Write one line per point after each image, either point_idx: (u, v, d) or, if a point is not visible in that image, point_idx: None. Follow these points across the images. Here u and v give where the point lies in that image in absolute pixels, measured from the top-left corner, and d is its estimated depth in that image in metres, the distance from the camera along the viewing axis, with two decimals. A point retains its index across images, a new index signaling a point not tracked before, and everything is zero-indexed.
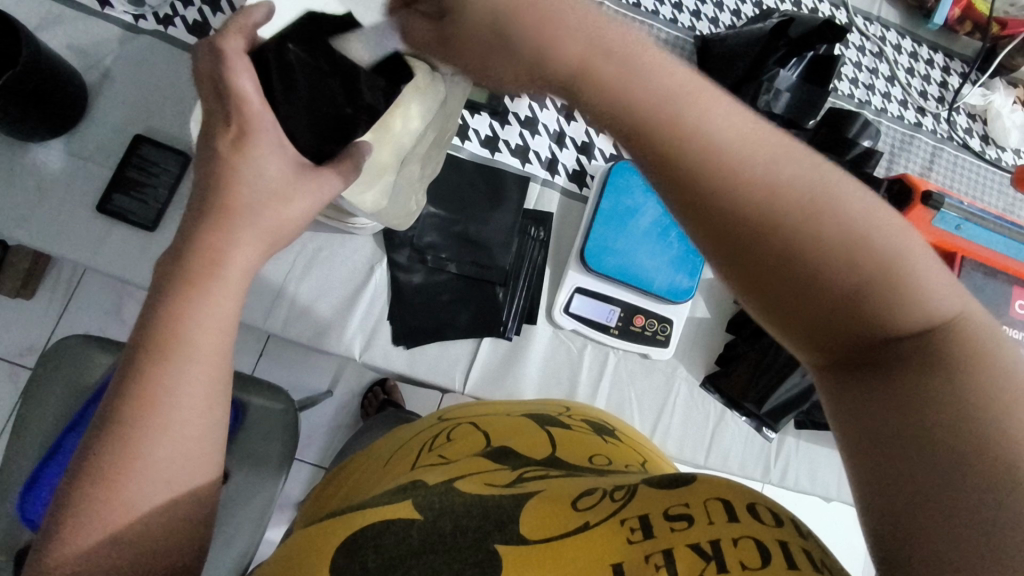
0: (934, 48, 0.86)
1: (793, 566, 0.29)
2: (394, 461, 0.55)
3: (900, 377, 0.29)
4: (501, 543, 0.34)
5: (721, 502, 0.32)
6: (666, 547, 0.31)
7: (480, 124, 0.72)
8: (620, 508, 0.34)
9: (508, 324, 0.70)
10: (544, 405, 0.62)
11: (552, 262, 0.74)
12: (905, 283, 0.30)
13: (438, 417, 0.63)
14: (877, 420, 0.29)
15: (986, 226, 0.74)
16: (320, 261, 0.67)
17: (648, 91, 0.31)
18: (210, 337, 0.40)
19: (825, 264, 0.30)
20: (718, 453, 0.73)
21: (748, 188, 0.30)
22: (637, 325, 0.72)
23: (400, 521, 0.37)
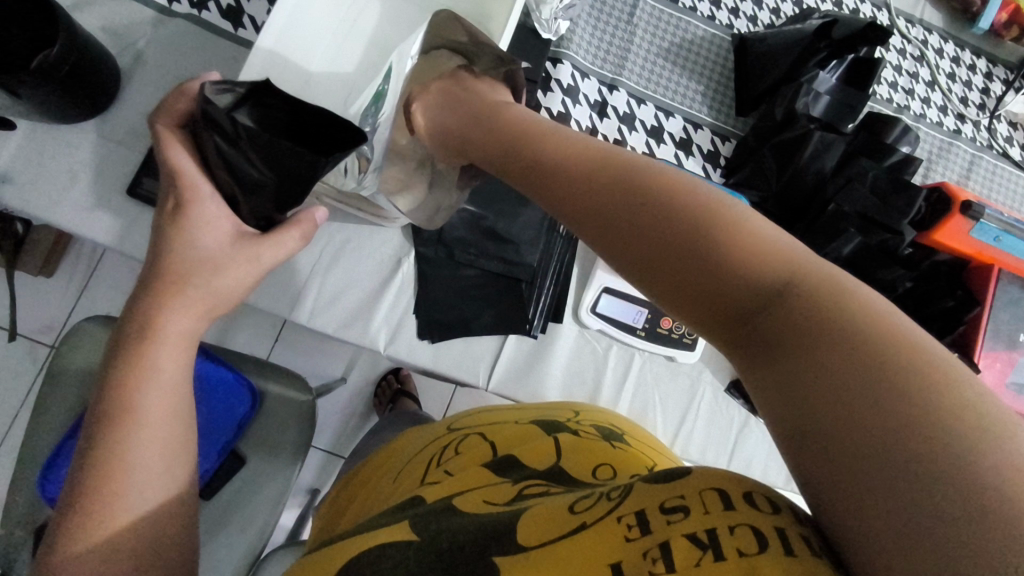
0: (977, 54, 0.84)
1: (790, 555, 0.27)
2: (404, 472, 0.55)
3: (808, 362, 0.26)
4: (498, 556, 0.34)
5: (717, 492, 0.30)
6: (663, 540, 0.30)
7: None
8: (617, 507, 0.33)
9: (534, 321, 0.69)
10: (553, 410, 0.62)
11: (580, 262, 0.73)
12: (834, 287, 0.28)
13: (448, 425, 0.63)
14: (788, 408, 0.26)
15: None
16: (347, 253, 0.67)
17: (616, 161, 0.38)
18: (172, 353, 0.45)
19: (745, 265, 0.30)
20: (740, 459, 0.73)
21: (674, 206, 0.33)
22: (664, 327, 0.71)
23: (396, 544, 0.37)
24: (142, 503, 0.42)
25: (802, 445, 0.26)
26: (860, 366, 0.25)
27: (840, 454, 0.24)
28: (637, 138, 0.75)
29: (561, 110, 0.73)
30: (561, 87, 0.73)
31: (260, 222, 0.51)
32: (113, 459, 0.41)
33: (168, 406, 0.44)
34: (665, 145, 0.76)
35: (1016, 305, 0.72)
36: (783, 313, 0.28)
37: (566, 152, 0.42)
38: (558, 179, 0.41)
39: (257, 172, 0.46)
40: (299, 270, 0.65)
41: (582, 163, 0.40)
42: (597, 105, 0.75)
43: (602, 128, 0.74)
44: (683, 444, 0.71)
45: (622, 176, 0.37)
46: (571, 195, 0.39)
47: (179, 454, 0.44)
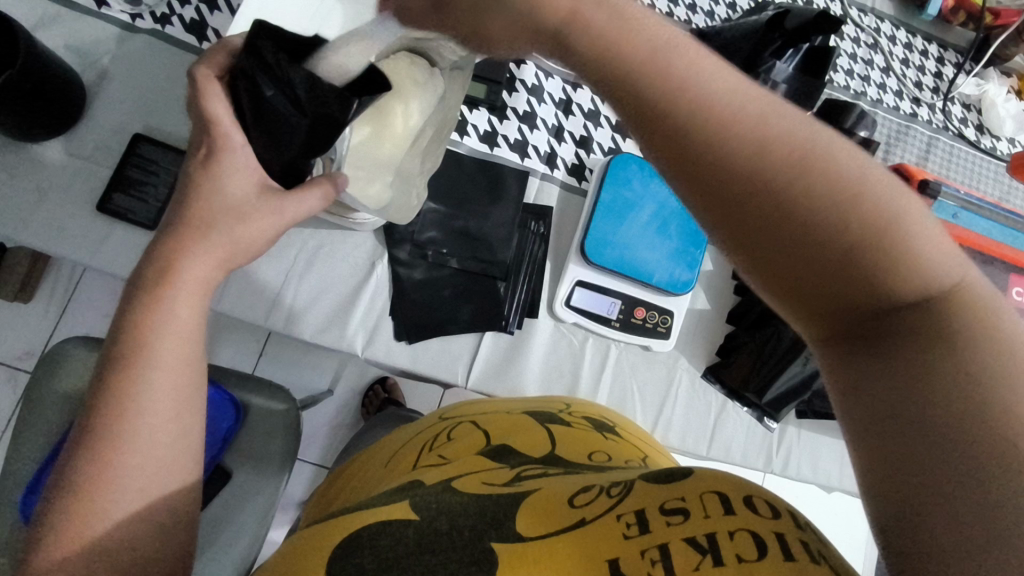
0: (928, 39, 0.87)
1: (788, 557, 0.30)
2: (395, 462, 0.56)
3: (930, 378, 0.29)
4: (497, 540, 0.35)
5: (716, 495, 0.34)
6: (661, 541, 0.32)
7: (479, 120, 0.72)
8: (617, 504, 0.36)
9: (509, 317, 0.71)
10: (546, 401, 0.63)
11: (552, 255, 0.74)
12: (973, 315, 0.30)
13: (438, 416, 0.64)
14: (890, 409, 0.29)
15: (981, 214, 0.75)
16: (321, 259, 0.68)
17: (777, 124, 0.33)
18: (172, 346, 0.42)
19: (891, 277, 0.31)
20: (720, 444, 0.74)
21: (831, 208, 0.31)
22: (638, 317, 0.72)
23: (397, 523, 0.38)
24: (151, 448, 0.40)
25: (880, 433, 0.29)
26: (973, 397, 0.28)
27: (919, 455, 0.28)
28: (602, 134, 0.77)
29: (527, 108, 0.74)
30: (526, 87, 0.74)
31: (287, 176, 0.50)
32: (122, 402, 0.40)
33: (182, 355, 0.43)
34: (630, 139, 0.77)
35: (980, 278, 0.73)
36: (919, 328, 0.30)
37: (703, 89, 0.33)
38: (682, 126, 0.33)
39: (286, 110, 0.42)
40: (286, 270, 0.66)
41: (723, 116, 0.32)
42: (562, 103, 0.76)
43: (569, 125, 0.76)
44: (663, 431, 0.72)
45: (781, 156, 0.32)
46: (701, 153, 0.33)
47: (190, 405, 0.43)
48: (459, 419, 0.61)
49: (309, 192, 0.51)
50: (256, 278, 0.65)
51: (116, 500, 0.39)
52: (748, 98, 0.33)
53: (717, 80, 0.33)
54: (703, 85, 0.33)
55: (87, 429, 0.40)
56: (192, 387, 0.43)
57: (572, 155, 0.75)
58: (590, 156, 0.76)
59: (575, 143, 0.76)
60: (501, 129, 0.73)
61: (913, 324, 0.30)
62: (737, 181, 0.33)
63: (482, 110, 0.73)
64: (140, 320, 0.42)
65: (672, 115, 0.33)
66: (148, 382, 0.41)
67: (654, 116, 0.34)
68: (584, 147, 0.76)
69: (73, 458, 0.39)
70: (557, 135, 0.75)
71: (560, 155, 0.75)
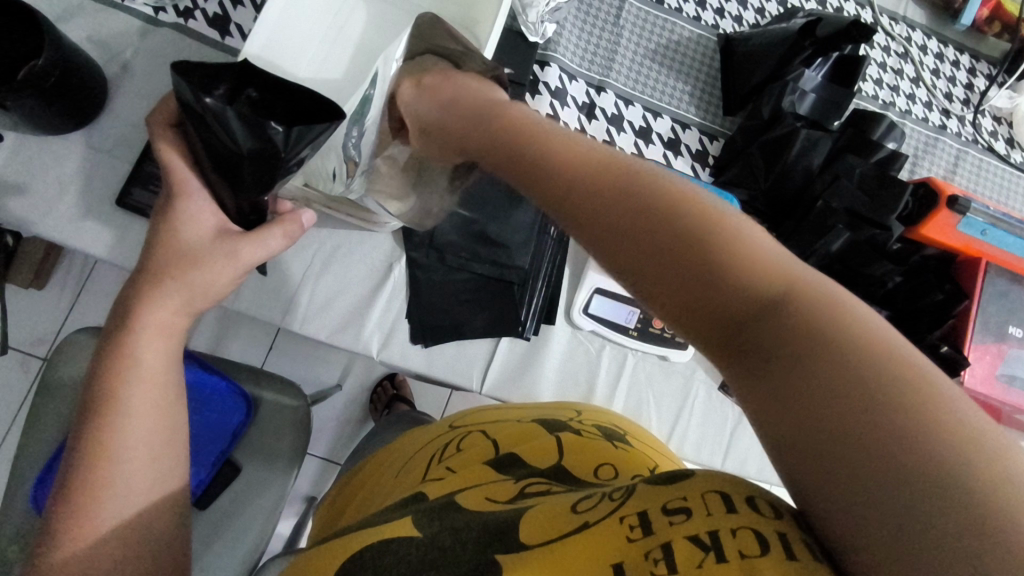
0: (960, 49, 0.85)
1: (792, 558, 0.28)
2: (405, 471, 0.55)
3: (806, 381, 0.26)
4: (501, 553, 0.35)
5: (719, 494, 0.31)
6: (664, 542, 0.30)
7: None
8: (620, 506, 0.34)
9: (525, 324, 0.69)
10: (555, 410, 0.62)
11: (571, 263, 0.73)
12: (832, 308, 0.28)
13: (449, 424, 0.64)
14: (789, 425, 0.26)
15: (1012, 232, 0.73)
16: (338, 258, 0.67)
17: (628, 161, 0.35)
18: (144, 391, 0.43)
19: (744, 276, 0.29)
20: (735, 457, 0.73)
21: (674, 218, 0.32)
22: (656, 326, 0.71)
23: (399, 540, 0.37)
24: (129, 495, 0.42)
25: (795, 455, 0.26)
26: (861, 397, 0.25)
27: (839, 473, 0.25)
28: (625, 139, 0.75)
29: (549, 112, 0.73)
30: (549, 90, 0.74)
31: (250, 215, 0.50)
32: (100, 450, 0.41)
33: (154, 399, 0.43)
34: (653, 145, 0.76)
35: (1002, 298, 0.73)
36: (786, 328, 0.28)
37: (549, 145, 0.39)
38: (544, 174, 0.37)
39: (232, 136, 0.41)
40: (271, 285, 0.65)
41: (586, 161, 0.36)
42: (585, 107, 0.75)
43: (591, 129, 0.75)
44: (678, 441, 0.72)
45: (620, 178, 0.34)
46: (564, 192, 0.36)
47: (166, 447, 0.44)
48: (468, 427, 0.61)
49: (271, 231, 0.50)
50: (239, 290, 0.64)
51: (98, 546, 0.40)
52: (595, 149, 0.37)
53: (540, 141, 0.39)
54: (542, 145, 0.39)
55: (74, 467, 0.41)
56: (170, 430, 0.44)
57: None
58: None
59: None
60: None
61: (778, 322, 0.28)
62: (599, 203, 0.34)
63: None
64: (126, 361, 0.43)
65: (540, 168, 0.38)
66: (121, 428, 0.42)
67: (530, 175, 0.38)
68: None
69: (72, 492, 0.41)
70: None
71: None
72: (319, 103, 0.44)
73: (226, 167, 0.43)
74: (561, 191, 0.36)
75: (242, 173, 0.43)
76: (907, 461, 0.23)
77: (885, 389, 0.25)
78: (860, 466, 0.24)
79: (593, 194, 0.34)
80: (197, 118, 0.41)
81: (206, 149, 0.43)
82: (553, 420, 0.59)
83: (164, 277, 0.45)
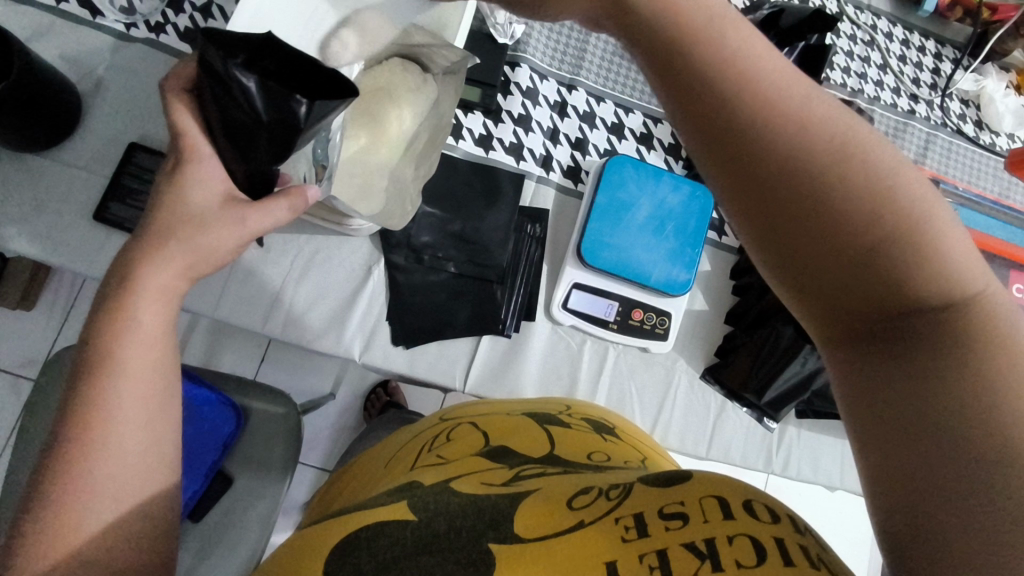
0: (925, 35, 0.86)
1: (788, 563, 0.30)
2: (394, 462, 0.56)
3: (941, 374, 0.28)
4: (495, 542, 0.36)
5: (715, 500, 0.34)
6: (660, 548, 0.33)
7: (474, 123, 0.73)
8: (615, 507, 0.36)
9: (506, 321, 0.71)
10: (546, 403, 0.63)
11: (549, 258, 0.74)
12: (987, 320, 0.29)
13: (439, 417, 0.65)
14: (901, 409, 0.29)
15: (981, 211, 0.75)
16: (318, 264, 0.68)
17: (835, 128, 0.33)
18: (141, 352, 0.41)
19: (908, 275, 0.31)
20: (720, 445, 0.74)
21: (870, 210, 0.31)
22: (635, 319, 0.72)
23: (395, 523, 0.38)
24: (123, 455, 0.39)
25: (880, 417, 0.30)
26: (972, 396, 0.27)
27: (921, 455, 0.27)
28: (598, 135, 0.76)
29: (521, 111, 0.74)
30: (521, 89, 0.74)
31: (254, 184, 0.47)
32: (92, 408, 0.39)
33: (153, 361, 0.41)
34: (626, 140, 0.77)
35: None
36: (938, 328, 0.30)
37: (754, 78, 0.34)
38: (731, 115, 0.34)
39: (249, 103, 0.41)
40: (250, 289, 0.65)
41: (786, 115, 0.33)
42: (557, 105, 0.76)
43: (564, 127, 0.75)
44: (662, 432, 0.72)
45: (819, 151, 0.32)
46: (745, 146, 0.34)
47: (162, 412, 0.41)
48: (461, 419, 0.61)
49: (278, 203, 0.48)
50: (220, 295, 0.64)
51: (87, 511, 0.37)
52: (809, 103, 0.34)
53: (751, 68, 0.34)
54: (751, 79, 0.34)
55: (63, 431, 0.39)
56: (167, 397, 0.42)
57: (568, 157, 0.75)
58: (586, 158, 0.76)
59: (570, 145, 0.75)
60: (496, 132, 0.73)
61: (930, 321, 0.30)
62: (785, 171, 0.33)
63: (477, 114, 0.73)
64: (125, 322, 0.41)
65: (725, 109, 0.34)
66: (119, 385, 0.39)
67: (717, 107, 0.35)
68: (580, 149, 0.75)
69: (51, 462, 0.38)
70: (552, 138, 0.75)
71: (556, 157, 0.75)
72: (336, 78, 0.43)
73: (240, 135, 0.43)
74: (752, 144, 0.33)
75: (259, 143, 0.43)
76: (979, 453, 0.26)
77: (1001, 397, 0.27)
78: (944, 450, 0.27)
79: (780, 160, 0.33)
80: (216, 79, 0.41)
81: (219, 113, 0.43)
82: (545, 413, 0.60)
83: (169, 238, 0.43)
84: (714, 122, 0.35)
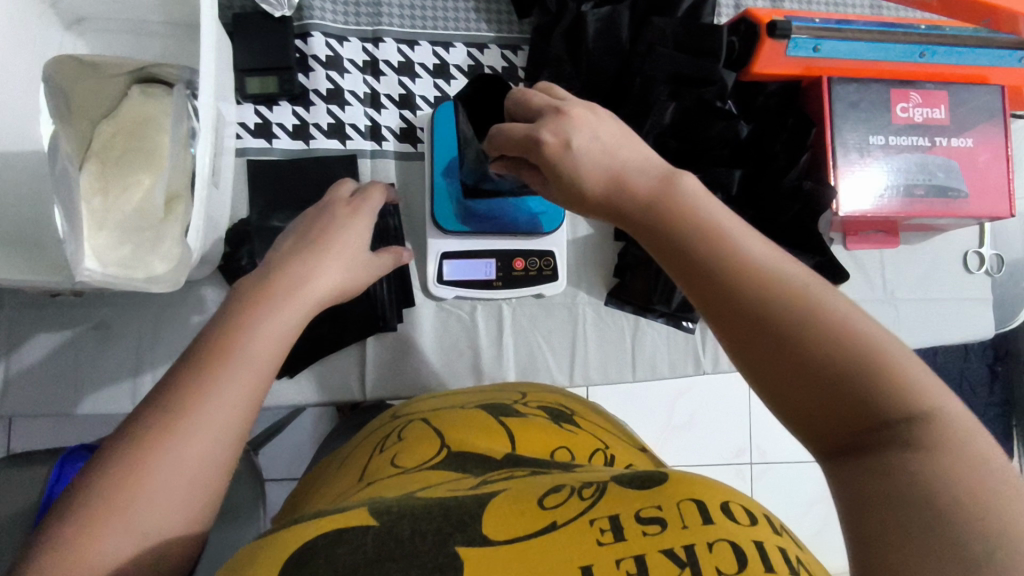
0: None
1: (771, 568, 0.27)
2: (341, 473, 0.47)
3: (935, 496, 0.25)
4: (462, 544, 0.28)
5: (694, 502, 0.30)
6: (637, 552, 0.27)
7: (283, 116, 0.66)
8: (591, 507, 0.30)
9: (387, 314, 0.65)
10: (498, 393, 0.55)
11: (411, 234, 0.68)
12: (953, 439, 0.27)
13: (391, 414, 0.55)
14: (858, 502, 0.27)
15: (853, 36, 0.64)
16: (167, 321, 0.62)
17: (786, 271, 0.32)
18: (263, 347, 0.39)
19: (871, 398, 0.29)
20: (644, 363, 0.71)
21: (822, 331, 0.30)
22: (518, 269, 0.67)
23: (351, 529, 0.29)
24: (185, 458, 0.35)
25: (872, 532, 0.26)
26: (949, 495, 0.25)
27: (890, 527, 0.25)
28: (423, 85, 0.69)
29: (330, 86, 0.67)
30: (321, 62, 0.66)
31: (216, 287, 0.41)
32: (191, 395, 0.35)
33: (241, 400, 0.37)
34: (456, 80, 0.69)
35: (854, 109, 0.67)
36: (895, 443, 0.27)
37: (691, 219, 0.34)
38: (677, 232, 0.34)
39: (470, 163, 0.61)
40: (106, 366, 0.61)
41: (735, 245, 0.33)
42: (369, 66, 0.68)
43: (383, 88, 0.68)
44: (582, 371, 0.69)
45: (773, 286, 0.31)
46: (715, 273, 0.33)
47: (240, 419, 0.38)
48: (416, 414, 0.52)
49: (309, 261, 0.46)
50: (75, 378, 0.60)
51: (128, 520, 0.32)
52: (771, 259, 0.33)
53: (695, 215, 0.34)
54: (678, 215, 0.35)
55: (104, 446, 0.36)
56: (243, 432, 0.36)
57: (397, 120, 0.68)
58: (417, 114, 0.68)
59: (396, 105, 0.68)
60: (310, 118, 0.66)
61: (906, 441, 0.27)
62: (725, 277, 0.32)
63: (284, 104, 0.66)
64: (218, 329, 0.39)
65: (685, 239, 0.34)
66: (201, 417, 0.35)
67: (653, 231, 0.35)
68: (408, 106, 0.68)
69: None
70: (373, 103, 0.68)
71: (384, 124, 0.68)
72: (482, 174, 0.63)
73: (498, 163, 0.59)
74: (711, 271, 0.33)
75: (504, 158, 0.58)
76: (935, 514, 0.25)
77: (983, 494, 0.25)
78: (904, 521, 0.25)
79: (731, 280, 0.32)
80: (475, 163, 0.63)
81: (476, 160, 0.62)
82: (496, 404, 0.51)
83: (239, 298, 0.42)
84: (683, 262, 0.34)
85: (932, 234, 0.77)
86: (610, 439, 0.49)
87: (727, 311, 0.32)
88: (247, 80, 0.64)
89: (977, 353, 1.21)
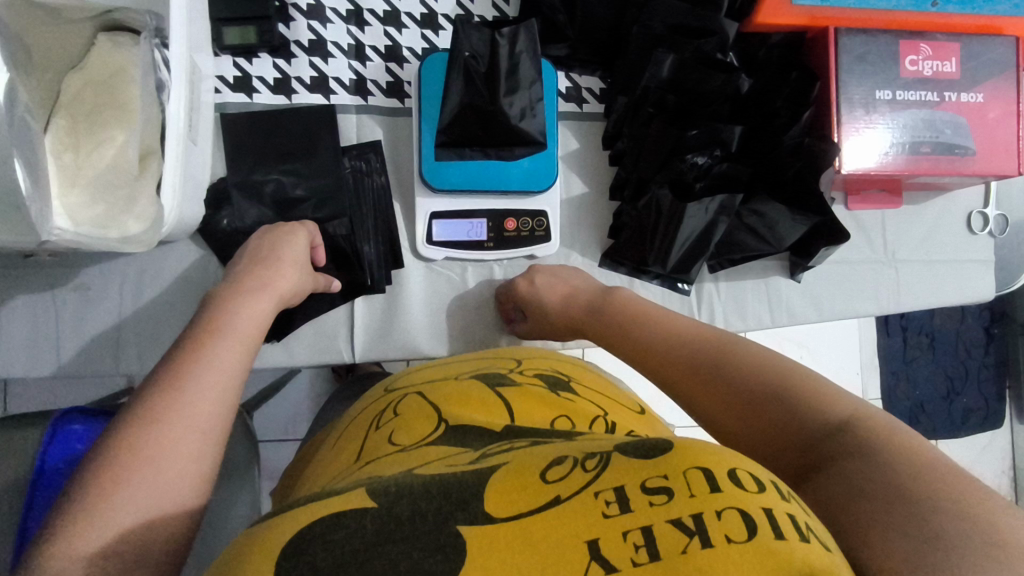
0: None
1: (779, 535, 0.25)
2: (338, 447, 0.46)
3: (869, 472, 0.31)
4: (464, 524, 0.27)
5: (703, 470, 0.28)
6: (643, 524, 0.26)
7: (263, 68, 0.63)
8: (595, 476, 0.29)
9: (376, 275, 0.64)
10: (493, 361, 0.54)
11: (399, 193, 0.66)
12: (879, 437, 0.33)
13: (385, 387, 0.54)
14: (821, 493, 0.32)
15: None
16: (150, 283, 0.61)
17: (733, 344, 0.44)
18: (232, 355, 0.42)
19: (803, 416, 0.36)
20: None
21: (753, 372, 0.40)
22: (510, 229, 0.66)
23: (350, 514, 0.27)
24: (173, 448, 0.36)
25: (843, 522, 0.29)
26: (896, 483, 0.29)
27: (858, 506, 0.29)
28: (410, 35, 0.65)
29: (312, 37, 0.64)
30: (302, 11, 0.63)
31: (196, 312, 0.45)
32: (171, 392, 0.38)
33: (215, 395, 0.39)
34: (444, 31, 0.66)
35: (861, 62, 0.64)
36: (844, 448, 0.33)
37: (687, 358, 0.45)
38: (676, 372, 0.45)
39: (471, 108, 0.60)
40: (87, 328, 0.60)
41: (714, 354, 0.44)
42: (352, 15, 0.64)
43: (367, 39, 0.65)
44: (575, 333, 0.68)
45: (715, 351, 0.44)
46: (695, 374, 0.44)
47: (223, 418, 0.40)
48: (408, 388, 0.51)
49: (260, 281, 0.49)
50: (58, 342, 0.59)
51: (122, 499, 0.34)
52: (730, 344, 0.44)
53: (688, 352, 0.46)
54: (677, 358, 0.46)
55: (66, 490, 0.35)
56: (210, 447, 0.38)
57: (384, 73, 0.65)
58: (404, 67, 0.66)
59: (382, 58, 0.65)
60: (291, 71, 0.63)
61: (844, 448, 0.33)
62: (702, 367, 0.44)
63: (264, 56, 0.63)
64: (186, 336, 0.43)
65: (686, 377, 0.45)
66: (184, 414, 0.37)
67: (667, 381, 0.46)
68: (394, 59, 0.65)
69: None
70: (358, 55, 0.65)
71: (370, 77, 0.65)
72: (467, 133, 0.61)
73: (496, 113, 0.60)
74: (692, 366, 0.44)
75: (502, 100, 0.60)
76: (890, 495, 0.29)
77: (928, 482, 0.29)
78: (866, 499, 0.29)
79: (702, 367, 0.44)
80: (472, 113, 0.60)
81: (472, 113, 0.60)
82: (491, 374, 0.50)
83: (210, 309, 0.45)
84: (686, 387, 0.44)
85: (937, 193, 0.75)
86: (606, 404, 0.48)
87: (697, 379, 0.43)
88: (224, 30, 0.61)
89: (974, 315, 1.20)
